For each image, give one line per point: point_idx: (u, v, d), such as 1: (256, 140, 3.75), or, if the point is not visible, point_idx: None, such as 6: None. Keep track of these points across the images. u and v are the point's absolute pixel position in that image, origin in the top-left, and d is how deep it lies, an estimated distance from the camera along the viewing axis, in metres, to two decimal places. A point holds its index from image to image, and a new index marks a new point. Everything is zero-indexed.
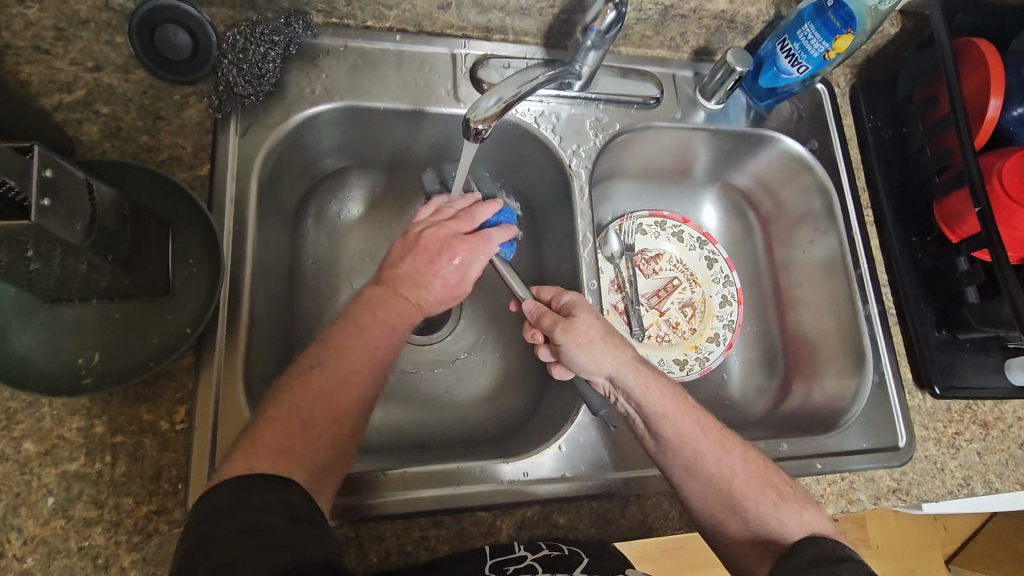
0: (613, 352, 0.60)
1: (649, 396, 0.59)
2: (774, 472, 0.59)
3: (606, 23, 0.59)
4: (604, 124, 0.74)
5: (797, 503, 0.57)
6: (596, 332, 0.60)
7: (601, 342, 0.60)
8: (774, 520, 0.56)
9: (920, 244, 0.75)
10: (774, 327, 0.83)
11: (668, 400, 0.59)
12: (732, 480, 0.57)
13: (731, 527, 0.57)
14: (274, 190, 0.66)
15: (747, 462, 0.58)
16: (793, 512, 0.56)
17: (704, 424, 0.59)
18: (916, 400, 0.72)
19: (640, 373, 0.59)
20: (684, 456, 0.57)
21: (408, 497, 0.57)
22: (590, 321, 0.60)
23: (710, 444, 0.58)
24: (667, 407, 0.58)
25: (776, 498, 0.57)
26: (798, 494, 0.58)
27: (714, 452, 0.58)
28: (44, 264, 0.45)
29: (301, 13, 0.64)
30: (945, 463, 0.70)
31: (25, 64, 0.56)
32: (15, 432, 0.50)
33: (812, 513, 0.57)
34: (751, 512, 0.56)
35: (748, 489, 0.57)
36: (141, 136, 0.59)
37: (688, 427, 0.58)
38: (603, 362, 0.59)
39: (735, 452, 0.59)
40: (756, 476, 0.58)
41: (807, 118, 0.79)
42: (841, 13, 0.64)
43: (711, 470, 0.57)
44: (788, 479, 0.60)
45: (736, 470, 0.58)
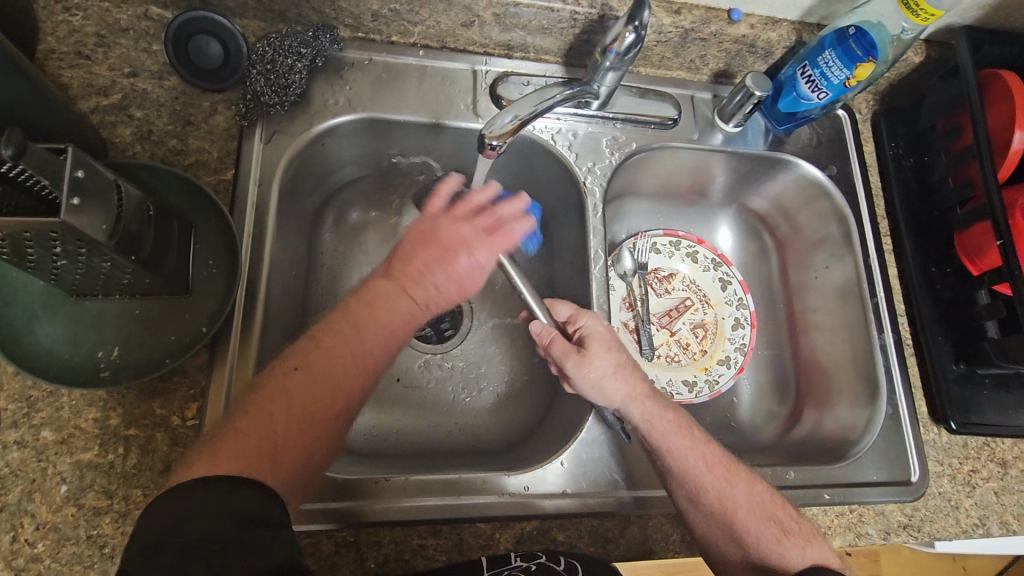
0: (623, 384, 0.60)
1: (653, 430, 0.59)
2: (782, 505, 0.58)
3: (626, 45, 0.60)
4: (620, 143, 0.74)
5: (801, 536, 0.56)
6: (608, 366, 0.60)
7: (613, 375, 0.60)
8: (774, 555, 0.56)
9: (940, 273, 0.74)
10: (787, 353, 0.82)
11: (673, 432, 0.59)
12: (733, 512, 0.57)
13: (728, 556, 0.57)
14: (295, 196, 0.68)
15: (752, 495, 0.58)
16: (795, 546, 0.55)
17: (710, 457, 0.59)
18: (931, 434, 0.70)
19: (647, 410, 0.60)
20: (686, 489, 0.58)
21: (408, 506, 0.57)
22: (601, 352, 0.61)
23: (713, 478, 0.58)
24: (671, 441, 0.59)
25: (779, 532, 0.56)
26: (804, 528, 0.57)
27: (718, 485, 0.58)
28: (70, 261, 0.46)
29: (329, 27, 0.66)
30: (960, 501, 0.68)
31: (67, 69, 0.60)
32: (34, 420, 0.52)
33: (815, 548, 0.56)
34: (751, 547, 0.56)
35: (748, 522, 0.57)
36: (170, 140, 0.61)
37: (692, 458, 0.58)
38: (613, 396, 0.60)
39: (739, 485, 0.58)
40: (759, 510, 0.57)
41: (827, 143, 0.79)
42: (863, 41, 0.64)
43: (711, 502, 0.57)
44: (793, 512, 0.59)
45: (740, 504, 0.57)
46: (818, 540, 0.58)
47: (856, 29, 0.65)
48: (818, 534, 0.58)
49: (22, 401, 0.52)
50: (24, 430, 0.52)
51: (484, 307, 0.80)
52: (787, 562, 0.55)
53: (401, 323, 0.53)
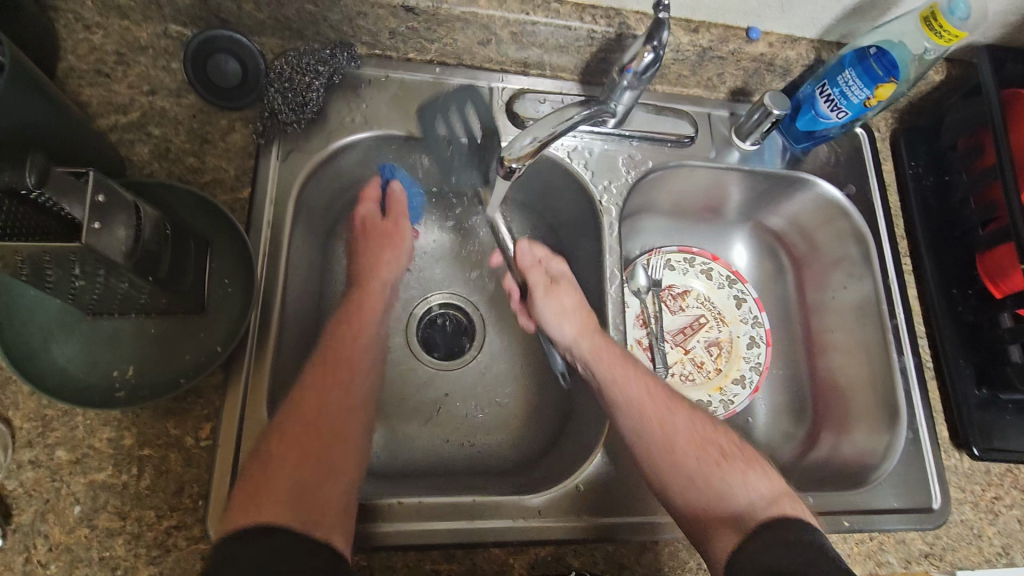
0: (578, 318, 0.69)
1: (600, 358, 0.65)
2: (722, 433, 0.64)
3: (643, 64, 0.60)
4: (636, 161, 0.74)
5: (741, 464, 0.61)
6: (568, 300, 0.70)
7: (569, 308, 0.70)
8: (717, 480, 0.60)
9: (961, 296, 0.72)
10: (804, 373, 0.81)
11: (622, 368, 0.65)
12: (676, 437, 0.62)
13: (673, 484, 0.59)
14: (310, 213, 0.68)
15: (693, 426, 0.64)
16: (735, 470, 0.60)
17: (652, 388, 0.65)
18: (953, 461, 0.69)
19: (595, 340, 0.67)
20: (631, 416, 0.63)
21: (420, 529, 0.57)
22: (563, 295, 0.71)
23: (655, 405, 0.64)
24: (619, 372, 0.64)
25: (718, 456, 0.61)
26: (743, 454, 0.62)
27: (661, 413, 0.63)
28: (88, 282, 0.46)
29: (346, 45, 0.66)
30: (983, 529, 0.66)
31: (87, 87, 0.61)
32: (49, 439, 0.52)
33: (757, 473, 0.60)
34: (697, 474, 0.60)
35: (688, 448, 0.62)
36: (188, 158, 0.61)
37: (637, 389, 0.64)
38: (568, 329, 0.69)
39: (682, 413, 0.65)
40: (699, 437, 0.63)
41: (845, 162, 0.78)
42: (884, 61, 0.64)
43: (655, 430, 0.62)
44: (737, 442, 0.64)
45: (683, 431, 0.63)
46: (761, 467, 0.62)
47: (878, 48, 0.64)
48: (761, 462, 0.62)
49: (37, 420, 0.52)
50: (38, 450, 0.52)
51: (497, 324, 0.79)
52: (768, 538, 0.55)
53: (376, 301, 0.69)
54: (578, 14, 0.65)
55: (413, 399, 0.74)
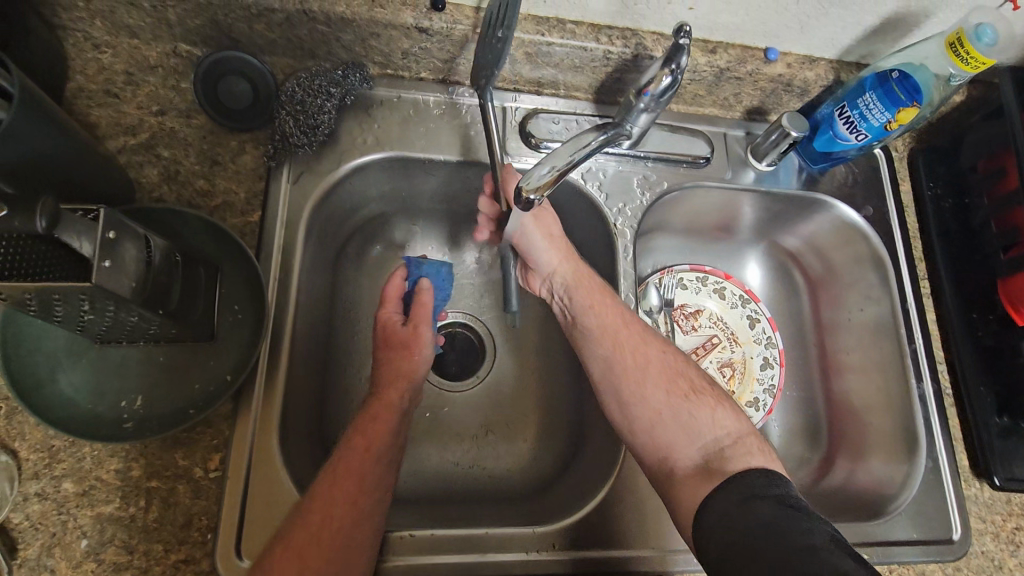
0: (558, 246, 0.67)
1: (580, 286, 0.66)
2: (693, 371, 0.63)
3: (661, 87, 0.59)
4: (651, 182, 0.72)
5: (710, 400, 0.60)
6: (554, 232, 0.68)
7: (550, 236, 0.67)
8: (684, 412, 0.59)
9: (982, 321, 0.71)
10: (818, 395, 0.80)
11: (599, 297, 0.65)
12: (645, 368, 0.61)
13: (641, 421, 0.59)
14: (321, 235, 0.67)
15: (665, 357, 0.63)
16: (701, 405, 0.59)
17: (628, 318, 0.64)
18: (973, 490, 0.68)
19: (576, 269, 0.66)
20: (604, 346, 0.63)
21: (432, 562, 0.56)
22: (548, 224, 0.68)
23: (629, 334, 0.63)
24: (594, 301, 0.65)
25: (686, 390, 0.60)
26: (714, 392, 0.61)
27: (634, 344, 0.63)
28: (97, 315, 0.45)
29: (358, 65, 0.65)
30: (1004, 561, 0.65)
31: (95, 107, 0.60)
32: (55, 471, 0.51)
33: (725, 411, 0.59)
34: (662, 404, 0.59)
35: (660, 379, 0.61)
36: (197, 180, 0.60)
37: (611, 320, 0.64)
38: (550, 257, 0.67)
39: (653, 346, 0.63)
40: (669, 370, 0.62)
41: (863, 182, 0.77)
42: (906, 84, 0.63)
43: (626, 360, 0.62)
44: (708, 383, 0.62)
45: (653, 362, 0.62)
46: (731, 406, 0.61)
47: (900, 72, 0.63)
48: (732, 403, 0.61)
49: (44, 451, 0.51)
50: (45, 482, 0.51)
51: (508, 344, 0.78)
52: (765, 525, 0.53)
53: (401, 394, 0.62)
54: (594, 34, 0.64)
55: (422, 421, 0.72)
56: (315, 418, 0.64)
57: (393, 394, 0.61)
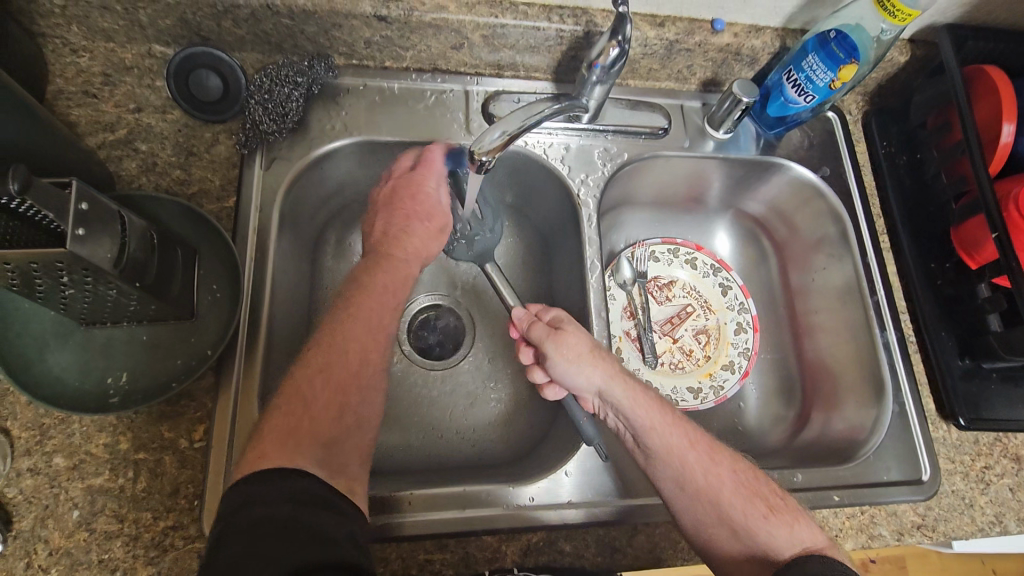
0: (601, 364, 0.60)
1: (637, 406, 0.59)
2: (765, 482, 0.58)
3: (611, 59, 0.62)
4: (612, 154, 0.75)
5: (787, 515, 0.56)
6: (585, 346, 0.61)
7: (589, 356, 0.60)
8: (763, 531, 0.55)
9: (939, 270, 0.74)
10: (791, 355, 0.82)
11: (659, 419, 0.59)
12: (720, 490, 0.56)
13: (717, 539, 0.55)
14: (296, 220, 0.69)
15: (736, 473, 0.58)
16: (783, 524, 0.55)
17: (692, 435, 0.59)
18: (941, 432, 0.70)
19: (628, 388, 0.60)
20: (672, 468, 0.57)
21: (416, 520, 0.58)
22: (579, 336, 0.62)
23: (697, 456, 0.58)
24: (651, 420, 0.58)
25: (765, 510, 0.56)
26: (788, 505, 0.57)
27: (702, 463, 0.57)
28: (78, 289, 0.48)
29: (324, 56, 0.69)
30: (975, 499, 0.67)
31: (75, 108, 0.63)
32: (47, 446, 0.53)
33: (803, 524, 0.56)
34: (740, 525, 0.55)
35: (736, 500, 0.56)
36: (174, 171, 0.63)
37: (674, 437, 0.58)
38: (592, 376, 0.60)
39: (723, 464, 0.58)
40: (744, 487, 0.57)
41: (819, 145, 0.80)
42: (845, 43, 0.66)
43: (698, 481, 0.57)
44: (779, 491, 0.58)
45: (725, 481, 0.57)
46: (807, 518, 0.57)
47: (838, 32, 0.66)
48: (805, 513, 0.57)
49: (35, 429, 0.54)
50: (37, 457, 0.53)
51: (487, 321, 0.81)
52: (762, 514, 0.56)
53: (389, 270, 0.62)
54: (546, 14, 0.67)
55: (405, 398, 0.75)
56: None
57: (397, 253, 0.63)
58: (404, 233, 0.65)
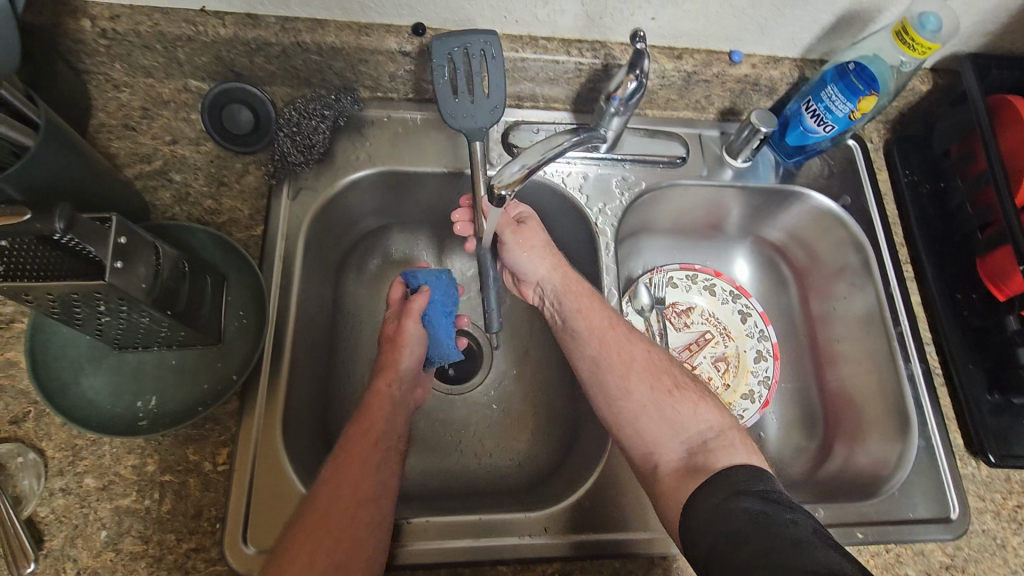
0: (545, 255, 0.69)
1: (569, 291, 0.67)
2: (677, 368, 0.64)
3: (628, 92, 0.63)
4: (630, 183, 0.76)
5: (696, 396, 0.61)
6: (539, 241, 0.69)
7: (539, 248, 0.69)
8: (667, 405, 0.60)
9: (966, 301, 0.72)
10: (813, 385, 0.81)
11: (590, 304, 0.66)
12: (633, 366, 0.63)
13: (625, 411, 0.61)
14: (319, 248, 0.71)
15: (651, 356, 0.64)
16: (687, 401, 0.60)
17: (614, 319, 0.66)
18: (970, 468, 0.68)
19: (565, 277, 0.68)
20: (591, 343, 0.65)
21: (430, 547, 0.58)
22: (534, 234, 0.70)
23: (617, 335, 0.64)
24: (579, 300, 0.66)
25: (672, 387, 0.61)
26: (697, 388, 0.63)
27: (620, 343, 0.64)
28: (113, 317, 0.50)
29: (350, 89, 0.71)
30: (1007, 539, 0.65)
31: (115, 140, 0.67)
32: (78, 467, 0.55)
33: (708, 405, 0.60)
34: (651, 400, 0.60)
35: (645, 376, 0.62)
36: (205, 201, 0.66)
37: (597, 317, 0.65)
38: (535, 265, 0.69)
39: (640, 346, 0.64)
40: (656, 367, 0.63)
41: (839, 173, 0.79)
42: (864, 75, 0.66)
43: (614, 359, 0.63)
44: (691, 380, 0.64)
45: (639, 360, 0.63)
46: (714, 400, 0.62)
47: (856, 64, 0.66)
48: (716, 399, 0.62)
49: (68, 450, 0.56)
50: (68, 478, 0.55)
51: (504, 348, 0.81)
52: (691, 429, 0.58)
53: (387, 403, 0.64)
54: (565, 48, 0.69)
55: (422, 423, 0.75)
56: (317, 417, 0.68)
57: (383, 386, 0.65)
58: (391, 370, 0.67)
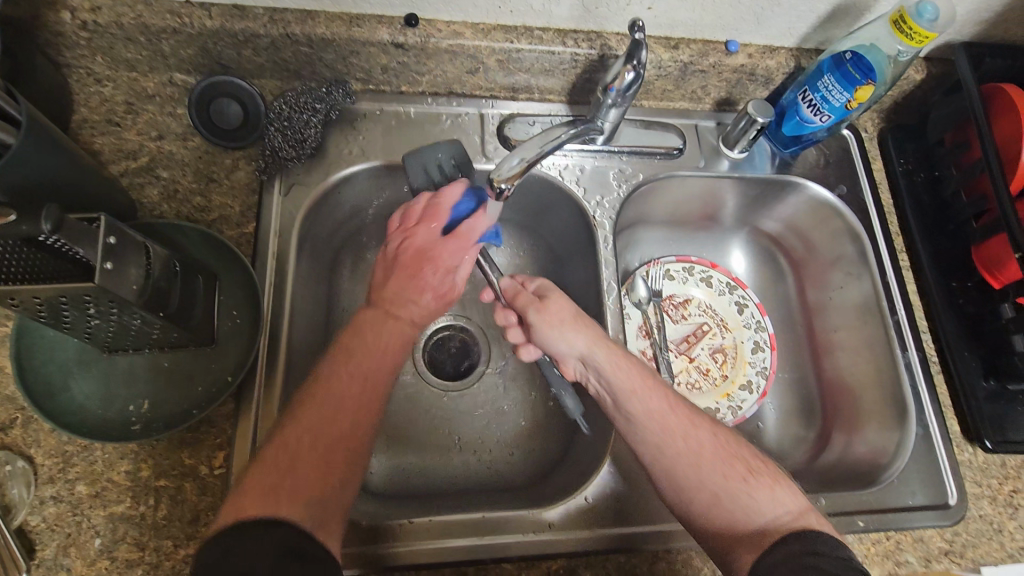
0: (583, 330, 0.61)
1: (618, 369, 0.59)
2: (744, 446, 0.58)
3: (626, 83, 0.62)
4: (627, 175, 0.76)
5: (768, 478, 0.55)
6: (567, 313, 0.62)
7: (571, 322, 0.62)
8: (743, 493, 0.54)
9: (961, 288, 0.73)
10: (810, 374, 0.81)
11: (642, 386, 0.59)
12: (700, 455, 0.56)
13: (698, 504, 0.54)
14: (313, 245, 0.70)
15: (715, 436, 0.57)
16: (763, 486, 0.54)
17: (670, 398, 0.59)
18: (966, 455, 0.68)
19: (610, 352, 0.60)
20: (653, 431, 0.57)
21: (433, 547, 0.57)
22: (561, 305, 0.63)
23: (677, 417, 0.57)
24: (628, 383, 0.59)
25: (745, 471, 0.55)
26: (769, 468, 0.56)
27: (680, 428, 0.57)
28: (103, 320, 0.49)
29: (342, 82, 0.70)
30: (1004, 524, 0.65)
31: (98, 136, 0.65)
32: (69, 474, 0.54)
33: (783, 487, 0.55)
34: (721, 488, 0.54)
35: (716, 463, 0.55)
36: (194, 198, 0.64)
37: (652, 399, 0.58)
38: (572, 341, 0.61)
39: (702, 428, 0.57)
40: (723, 450, 0.56)
41: (834, 163, 0.79)
42: (861, 65, 0.65)
43: (678, 445, 0.56)
44: (758, 456, 0.58)
45: (704, 444, 0.56)
46: (787, 480, 0.56)
47: (853, 53, 0.66)
48: (786, 477, 0.56)
49: (58, 457, 0.54)
50: (59, 485, 0.53)
51: (502, 343, 0.80)
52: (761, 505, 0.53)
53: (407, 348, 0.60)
54: (560, 39, 0.68)
55: (421, 421, 0.74)
56: None
57: (404, 315, 0.59)
58: (415, 295, 0.59)
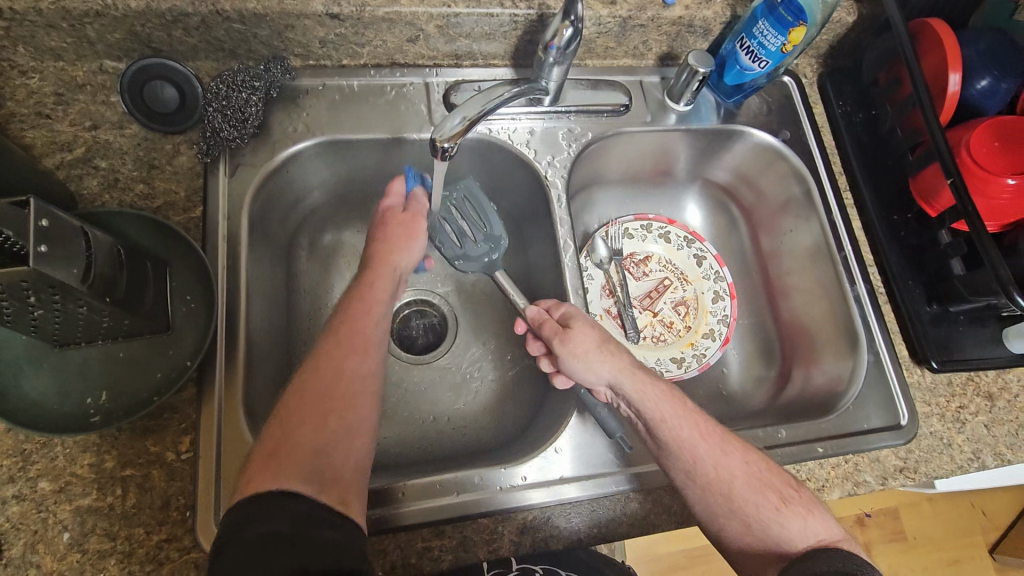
0: (608, 360, 0.60)
1: (646, 398, 0.58)
2: (778, 473, 0.57)
3: (565, 40, 0.62)
4: (576, 134, 0.76)
5: (801, 507, 0.55)
6: (591, 341, 0.61)
7: (596, 351, 0.61)
8: (776, 525, 0.54)
9: (903, 221, 0.76)
10: (768, 317, 0.84)
11: (674, 416, 0.57)
12: (732, 484, 0.55)
13: (728, 530, 0.55)
14: (266, 226, 0.69)
15: (748, 465, 0.56)
16: (797, 516, 0.54)
17: (703, 426, 0.57)
18: (916, 376, 0.72)
19: (638, 380, 0.59)
20: (683, 460, 0.56)
21: (410, 510, 0.58)
22: (586, 334, 0.61)
23: (709, 446, 0.56)
24: (659, 410, 0.57)
25: (778, 502, 0.55)
26: (803, 497, 0.56)
27: (713, 453, 0.56)
28: (47, 310, 0.47)
29: (280, 58, 0.68)
30: (953, 438, 0.69)
31: (29, 130, 0.62)
32: (30, 472, 0.53)
33: (817, 517, 0.54)
34: (753, 518, 0.54)
35: (749, 493, 0.55)
36: (138, 186, 0.63)
37: (686, 429, 0.56)
38: (600, 371, 0.60)
39: (735, 453, 0.57)
40: (757, 480, 0.56)
41: (777, 109, 0.81)
42: (792, 7, 0.67)
43: (710, 472, 0.55)
44: (789, 481, 0.57)
45: (737, 473, 0.56)
46: (821, 507, 0.56)
47: None
48: (818, 503, 0.56)
49: (16, 456, 0.53)
50: (21, 484, 0.52)
51: (468, 312, 0.81)
52: (790, 533, 0.53)
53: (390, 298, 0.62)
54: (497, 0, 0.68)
55: (392, 395, 0.75)
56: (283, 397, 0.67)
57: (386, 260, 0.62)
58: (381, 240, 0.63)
